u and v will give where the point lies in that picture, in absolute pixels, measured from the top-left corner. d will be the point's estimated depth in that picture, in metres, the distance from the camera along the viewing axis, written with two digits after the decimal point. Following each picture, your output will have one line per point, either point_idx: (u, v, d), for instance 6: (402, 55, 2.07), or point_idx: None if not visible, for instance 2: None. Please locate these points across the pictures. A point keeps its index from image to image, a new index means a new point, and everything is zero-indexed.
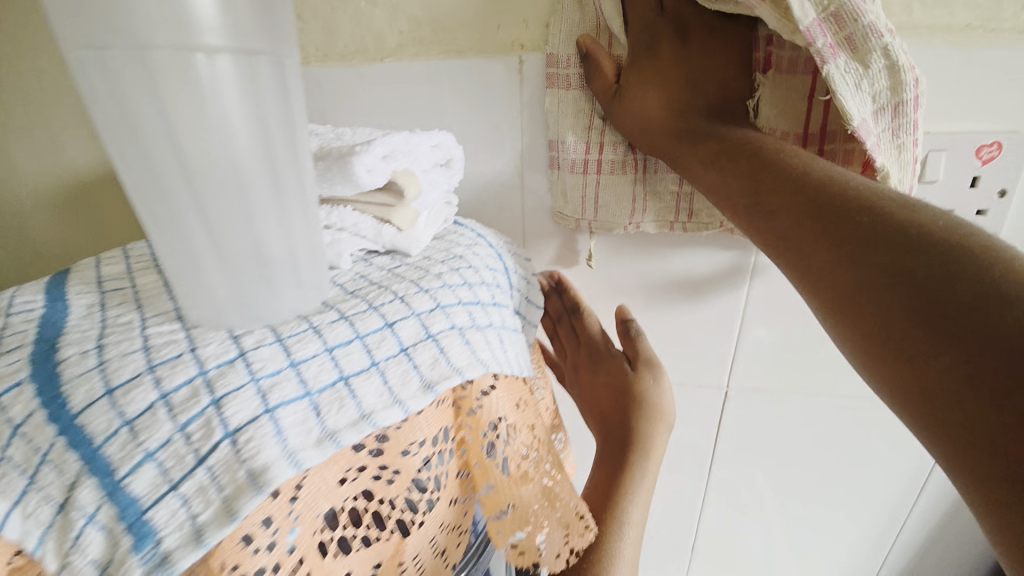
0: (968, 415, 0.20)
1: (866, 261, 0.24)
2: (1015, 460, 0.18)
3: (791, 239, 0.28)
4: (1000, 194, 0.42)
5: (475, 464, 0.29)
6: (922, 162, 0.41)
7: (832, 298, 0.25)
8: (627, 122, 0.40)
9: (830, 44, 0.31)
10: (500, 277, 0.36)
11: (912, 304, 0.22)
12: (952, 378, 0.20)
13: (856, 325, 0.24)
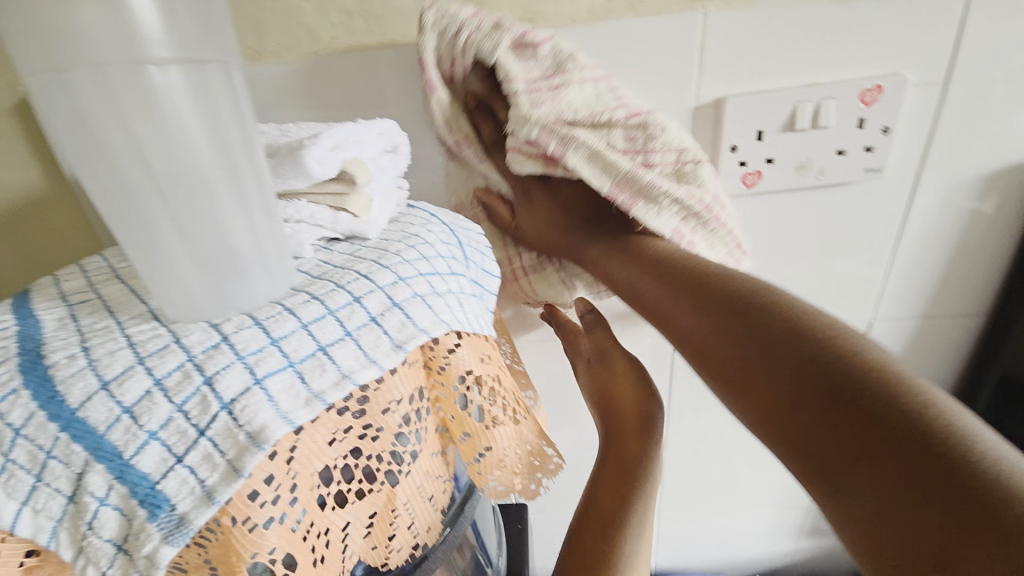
0: (789, 419, 0.28)
1: (712, 317, 0.34)
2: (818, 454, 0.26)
3: (670, 318, 0.38)
4: (884, 132, 0.48)
5: (451, 418, 0.33)
6: (814, 110, 0.47)
7: (696, 345, 0.35)
8: (532, 241, 0.51)
9: (627, 200, 0.42)
10: (454, 250, 0.39)
11: (741, 348, 0.32)
12: (770, 396, 0.29)
13: (713, 364, 0.33)
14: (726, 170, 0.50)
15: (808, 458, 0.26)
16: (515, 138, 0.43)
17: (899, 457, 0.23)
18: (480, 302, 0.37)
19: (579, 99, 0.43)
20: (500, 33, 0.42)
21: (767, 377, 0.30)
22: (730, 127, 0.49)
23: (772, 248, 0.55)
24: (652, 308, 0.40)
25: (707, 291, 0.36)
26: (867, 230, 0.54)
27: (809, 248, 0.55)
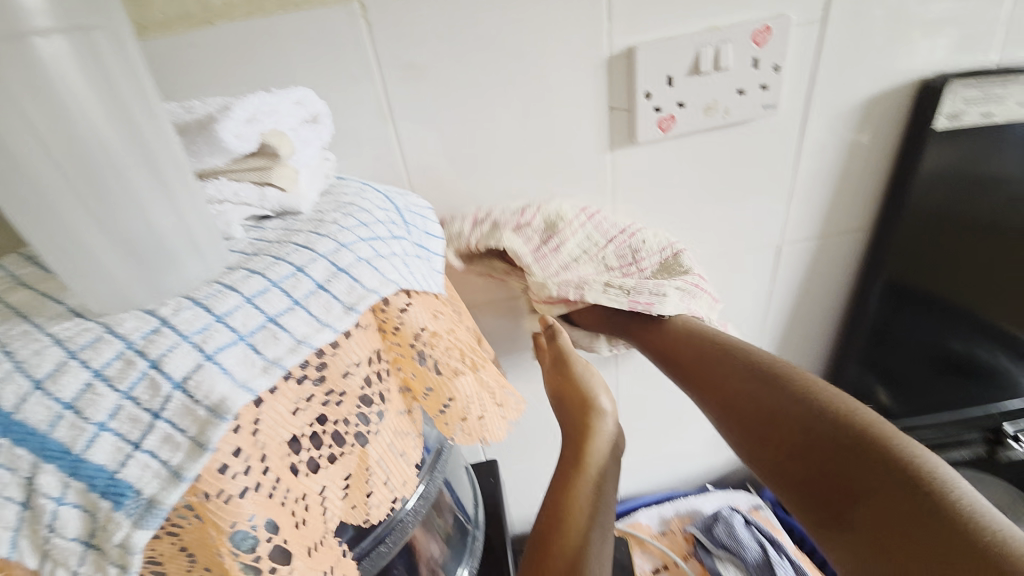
0: (800, 462, 0.40)
1: (746, 385, 0.46)
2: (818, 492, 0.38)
3: (710, 399, 0.49)
4: (775, 70, 0.52)
5: (412, 376, 0.34)
6: (714, 54, 0.51)
7: (727, 401, 0.47)
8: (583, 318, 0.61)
9: (645, 303, 0.54)
10: (392, 215, 0.39)
11: (766, 408, 0.44)
12: (789, 441, 0.42)
13: (741, 415, 0.46)
14: (643, 117, 0.53)
15: (815, 495, 0.39)
16: (543, 298, 0.56)
17: (879, 504, 0.35)
18: (425, 263, 0.38)
19: (576, 245, 0.57)
20: (500, 223, 0.55)
21: (794, 453, 0.41)
22: (642, 76, 0.51)
23: (692, 188, 0.60)
24: (697, 384, 0.50)
25: (739, 375, 0.47)
26: (770, 164, 0.59)
27: (723, 185, 0.60)
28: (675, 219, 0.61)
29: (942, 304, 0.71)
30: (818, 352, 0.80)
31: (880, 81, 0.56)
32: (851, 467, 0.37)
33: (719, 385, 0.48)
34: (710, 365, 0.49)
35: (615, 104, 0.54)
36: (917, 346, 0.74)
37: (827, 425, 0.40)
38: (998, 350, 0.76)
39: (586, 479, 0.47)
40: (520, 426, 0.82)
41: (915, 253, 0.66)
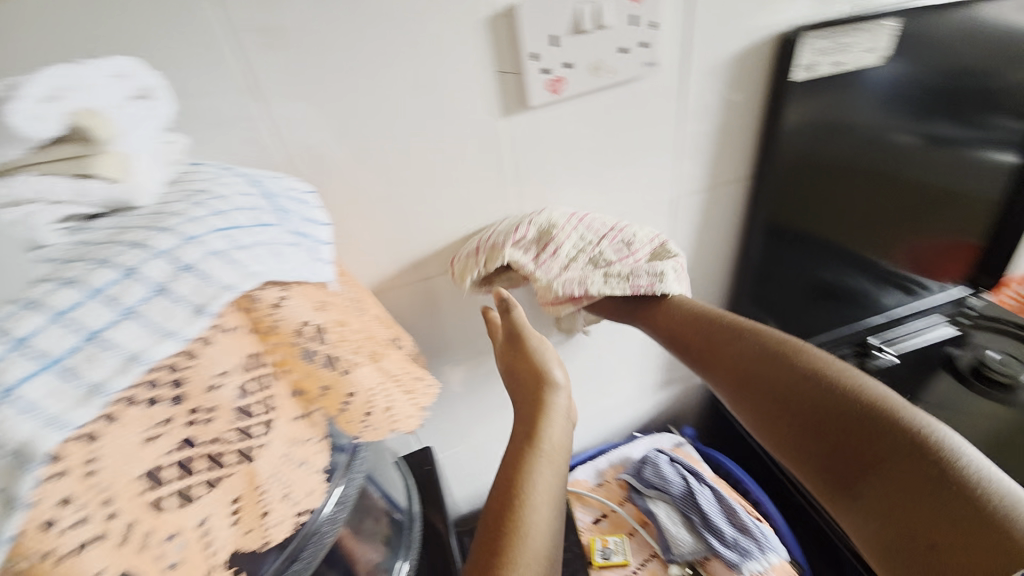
0: (814, 439, 0.42)
1: (759, 367, 0.47)
2: (832, 468, 0.40)
3: (723, 382, 0.50)
4: (652, 28, 0.53)
5: (302, 377, 0.31)
6: (594, 11, 0.50)
7: (739, 383, 0.48)
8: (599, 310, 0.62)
9: (648, 285, 0.56)
10: (257, 200, 0.35)
11: (778, 388, 0.45)
12: (803, 419, 0.43)
13: (754, 397, 0.47)
14: (532, 80, 0.52)
15: (829, 472, 0.40)
16: (551, 300, 0.58)
17: (894, 478, 0.37)
18: (303, 249, 0.34)
19: (571, 247, 0.59)
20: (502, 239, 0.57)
21: (808, 431, 0.42)
22: (526, 37, 0.50)
23: (589, 151, 0.60)
24: (710, 368, 0.51)
25: (750, 356, 0.48)
26: (659, 122, 0.61)
27: (618, 146, 0.61)
28: (576, 183, 0.62)
29: (813, 243, 0.80)
30: (719, 296, 0.87)
31: (746, 37, 0.59)
32: (863, 437, 0.39)
33: (730, 368, 0.49)
34: (720, 349, 0.51)
35: (503, 68, 0.52)
36: (796, 282, 0.84)
37: (840, 400, 0.41)
38: (857, 275, 0.88)
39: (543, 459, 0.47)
40: (453, 408, 0.81)
41: (789, 198, 0.72)
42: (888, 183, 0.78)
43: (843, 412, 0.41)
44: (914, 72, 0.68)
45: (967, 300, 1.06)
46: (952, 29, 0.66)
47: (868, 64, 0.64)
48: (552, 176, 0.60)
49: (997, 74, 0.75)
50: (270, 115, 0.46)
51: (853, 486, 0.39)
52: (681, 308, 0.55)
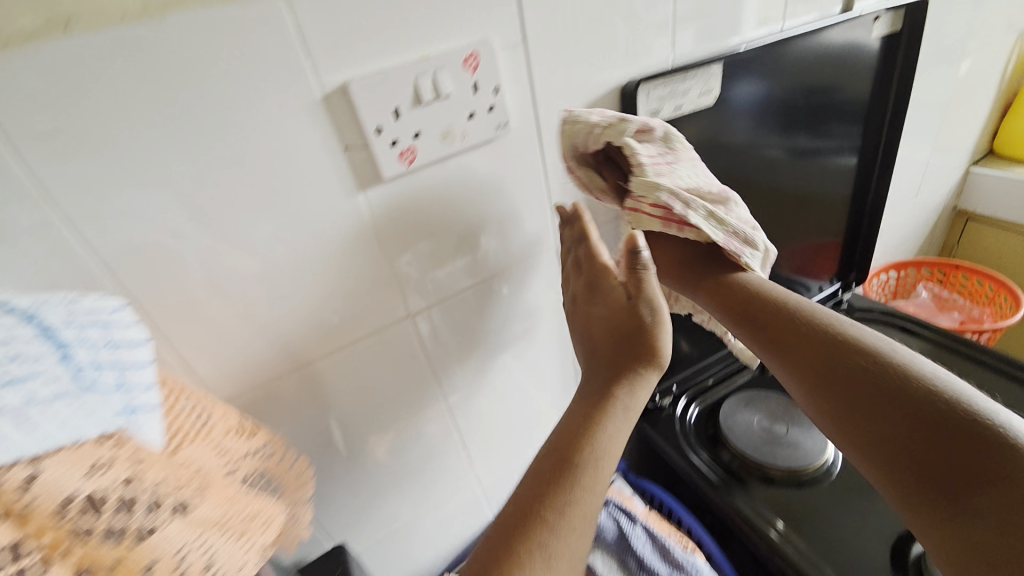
0: (873, 406, 0.53)
1: (820, 343, 0.59)
2: (883, 440, 0.52)
3: (783, 353, 0.61)
4: (496, 92, 0.55)
5: (84, 554, 0.30)
6: (433, 82, 0.50)
7: (801, 362, 0.59)
8: (661, 255, 0.69)
9: (739, 247, 0.62)
10: (23, 344, 0.30)
11: (836, 357, 0.57)
12: (865, 384, 0.54)
13: (811, 371, 0.58)
14: (382, 154, 0.51)
15: (877, 446, 0.52)
16: (648, 202, 0.58)
17: (933, 442, 0.49)
18: (82, 396, 0.31)
19: (684, 171, 0.60)
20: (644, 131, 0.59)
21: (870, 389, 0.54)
22: (365, 111, 0.48)
23: (458, 211, 0.60)
24: (776, 345, 0.61)
25: (806, 332, 0.60)
26: (525, 175, 0.63)
27: (488, 203, 0.62)
28: (451, 243, 0.62)
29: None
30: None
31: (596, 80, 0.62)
32: (906, 414, 0.51)
33: (791, 346, 0.60)
34: (781, 328, 0.61)
35: (349, 144, 0.50)
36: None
37: (896, 383, 0.53)
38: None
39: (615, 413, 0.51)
40: (370, 496, 0.75)
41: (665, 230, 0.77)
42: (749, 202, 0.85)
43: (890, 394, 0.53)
44: (743, 104, 0.76)
45: (840, 296, 1.18)
46: (767, 65, 0.75)
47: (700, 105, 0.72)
48: (425, 240, 0.59)
49: (817, 100, 0.86)
50: (81, 222, 0.42)
51: (902, 450, 0.51)
52: (749, 287, 0.64)
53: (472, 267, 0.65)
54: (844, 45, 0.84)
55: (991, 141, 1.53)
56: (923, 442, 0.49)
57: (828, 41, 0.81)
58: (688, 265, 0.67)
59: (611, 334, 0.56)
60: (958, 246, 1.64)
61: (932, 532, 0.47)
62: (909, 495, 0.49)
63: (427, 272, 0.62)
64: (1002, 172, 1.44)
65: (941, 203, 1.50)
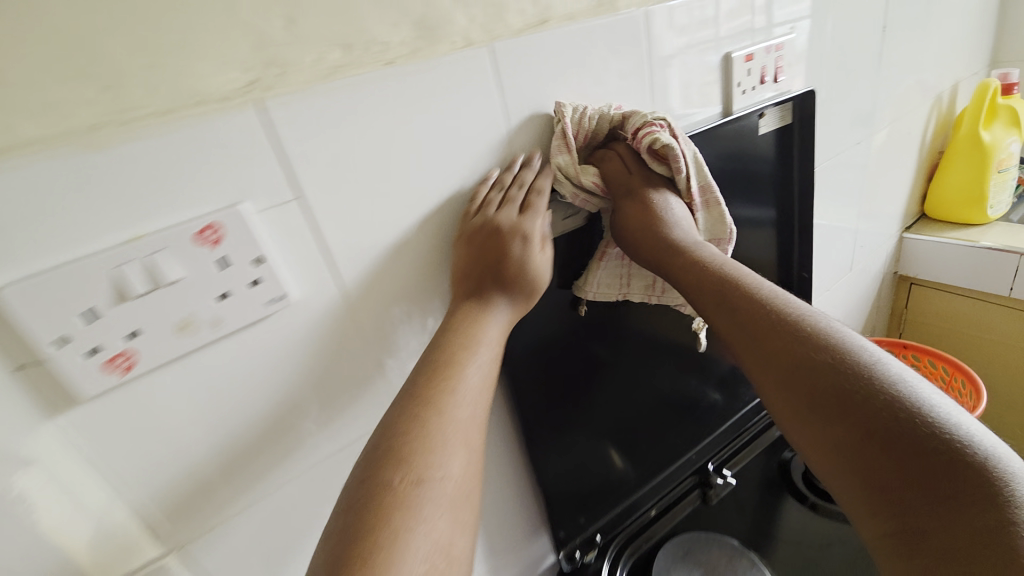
0: (834, 405, 0.40)
1: (779, 327, 0.46)
2: (840, 447, 0.39)
3: (736, 333, 0.49)
4: (257, 263, 0.43)
5: None
6: (145, 269, 0.38)
7: (755, 342, 0.47)
8: (628, 219, 0.61)
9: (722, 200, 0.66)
10: None
11: (795, 343, 0.45)
12: (826, 375, 0.41)
13: (765, 357, 0.46)
14: (71, 369, 0.37)
15: (833, 455, 0.40)
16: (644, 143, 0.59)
17: (897, 458, 0.36)
18: None
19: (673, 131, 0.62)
20: (653, 127, 0.59)
21: (831, 385, 0.41)
22: (31, 323, 0.35)
23: (235, 404, 0.47)
24: (731, 328, 0.50)
25: (761, 315, 0.48)
26: (336, 341, 0.51)
27: (287, 383, 0.50)
28: (234, 443, 0.48)
29: (595, 389, 0.80)
30: (512, 462, 0.78)
31: (420, 221, 0.51)
32: (838, 385, 0.41)
33: (741, 328, 0.49)
34: (734, 307, 0.50)
35: (20, 362, 0.36)
36: (596, 431, 0.83)
37: (834, 353, 0.42)
38: (647, 404, 0.88)
39: (478, 348, 0.47)
40: None
41: (544, 359, 0.72)
42: (651, 320, 0.82)
43: (855, 392, 0.39)
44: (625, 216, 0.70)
45: None
46: None
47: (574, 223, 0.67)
48: (192, 444, 0.46)
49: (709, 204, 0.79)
50: None
51: (861, 462, 0.38)
52: (701, 267, 0.54)
53: (274, 461, 0.51)
54: (733, 146, 0.78)
55: (922, 205, 1.50)
56: (858, 418, 0.39)
57: (712, 143, 0.74)
58: (651, 219, 0.59)
59: (513, 269, 0.51)
60: (908, 310, 1.57)
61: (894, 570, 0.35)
62: (834, 462, 0.40)
63: (199, 486, 0.47)
64: (936, 237, 1.40)
65: (880, 270, 1.44)
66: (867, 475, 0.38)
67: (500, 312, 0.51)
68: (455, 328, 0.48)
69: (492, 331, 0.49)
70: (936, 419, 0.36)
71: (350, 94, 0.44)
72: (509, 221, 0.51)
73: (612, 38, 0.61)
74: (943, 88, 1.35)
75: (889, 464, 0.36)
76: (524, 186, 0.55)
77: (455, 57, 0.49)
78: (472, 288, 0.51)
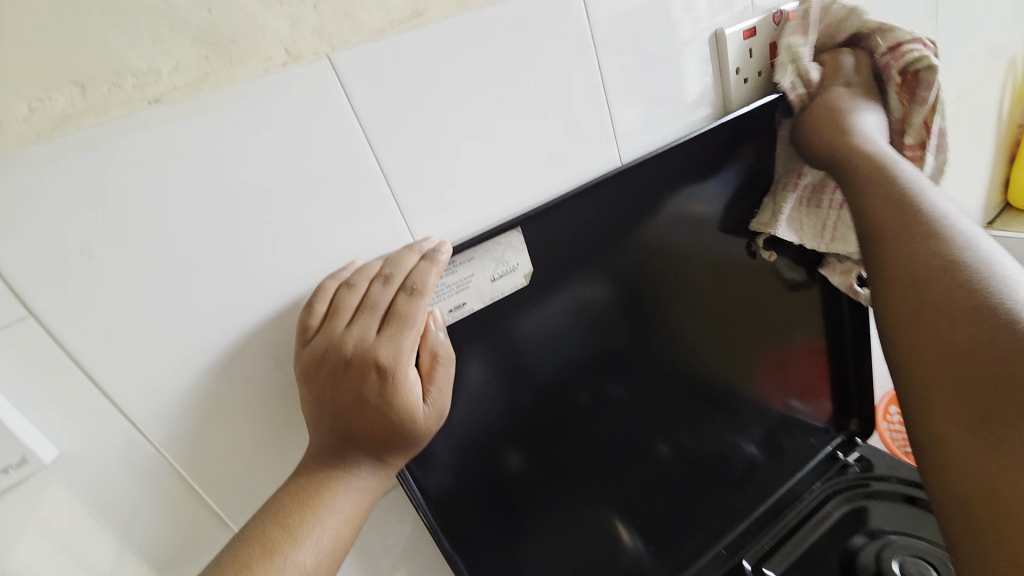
0: (950, 317, 0.31)
1: (926, 239, 0.36)
2: (936, 357, 0.31)
3: (874, 245, 0.40)
4: None
5: None
6: None
7: (894, 253, 0.37)
8: (828, 109, 0.51)
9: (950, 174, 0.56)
10: None
11: (940, 256, 0.34)
12: (959, 288, 0.32)
13: (898, 264, 0.37)
14: None
15: (924, 369, 0.31)
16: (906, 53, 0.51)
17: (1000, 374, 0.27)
18: None
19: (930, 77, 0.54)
20: (919, 45, 0.51)
21: (958, 297, 0.31)
22: None
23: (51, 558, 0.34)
24: (874, 237, 0.40)
25: (911, 230, 0.37)
26: (136, 496, 0.36)
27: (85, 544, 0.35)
28: (144, 551, 0.37)
29: (563, 474, 0.57)
30: None
31: (244, 322, 0.36)
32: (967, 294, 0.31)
33: (880, 237, 0.39)
34: (882, 217, 0.40)
35: None
36: (571, 533, 0.60)
37: (1006, 271, 0.31)
38: (650, 491, 0.65)
39: (284, 569, 0.27)
40: None
41: (479, 454, 0.51)
42: (639, 392, 0.60)
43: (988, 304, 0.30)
44: (586, 259, 0.51)
45: (845, 459, 0.80)
46: (612, 208, 0.51)
47: (514, 286, 0.47)
48: (115, 545, 0.36)
49: (702, 233, 0.59)
50: None
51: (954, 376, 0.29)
52: (859, 179, 0.44)
53: None
54: (733, 153, 0.57)
55: (1003, 193, 1.20)
56: (971, 331, 0.30)
57: (702, 154, 0.55)
58: (833, 135, 0.49)
59: (370, 420, 0.31)
60: None
61: (958, 487, 0.27)
62: (924, 375, 0.31)
63: None
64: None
65: None
66: (945, 384, 0.30)
67: (358, 481, 0.31)
68: (274, 513, 0.29)
69: (327, 524, 0.29)
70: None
71: (89, 156, 0.29)
72: (360, 342, 0.32)
73: (537, 28, 0.43)
74: (1018, 49, 1.08)
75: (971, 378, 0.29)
76: (396, 273, 0.34)
77: (272, 80, 0.33)
78: (322, 445, 0.31)
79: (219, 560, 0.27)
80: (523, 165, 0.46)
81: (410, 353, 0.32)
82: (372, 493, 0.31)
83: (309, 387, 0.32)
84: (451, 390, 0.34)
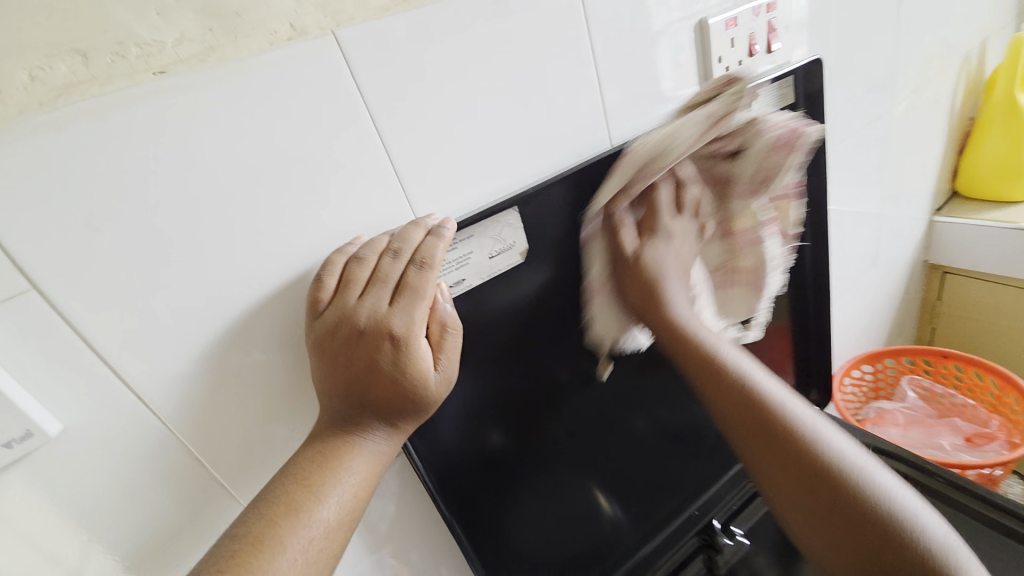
0: (813, 488, 0.37)
1: (753, 405, 0.41)
2: (818, 523, 0.36)
3: (718, 404, 0.43)
4: None
5: None
6: None
7: (736, 410, 0.42)
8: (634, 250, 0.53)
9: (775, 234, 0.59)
10: None
11: (772, 422, 0.40)
12: (806, 460, 0.38)
13: (746, 426, 0.41)
14: None
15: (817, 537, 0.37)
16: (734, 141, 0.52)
17: (873, 541, 0.34)
18: None
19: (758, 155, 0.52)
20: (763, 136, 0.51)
21: (811, 474, 0.37)
22: None
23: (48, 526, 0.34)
24: (711, 399, 0.44)
25: (737, 396, 0.42)
26: (136, 467, 0.36)
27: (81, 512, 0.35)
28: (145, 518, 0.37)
29: (550, 443, 0.60)
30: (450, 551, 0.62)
31: (252, 295, 0.36)
32: (820, 472, 0.37)
33: (722, 402, 0.43)
34: (716, 380, 0.44)
35: None
36: (557, 496, 0.63)
37: (827, 437, 0.38)
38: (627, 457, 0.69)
39: (310, 524, 0.29)
40: None
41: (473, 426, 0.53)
42: (623, 364, 0.63)
43: (837, 479, 0.36)
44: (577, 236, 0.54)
45: None
46: None
47: (511, 263, 0.49)
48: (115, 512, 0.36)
49: None
50: None
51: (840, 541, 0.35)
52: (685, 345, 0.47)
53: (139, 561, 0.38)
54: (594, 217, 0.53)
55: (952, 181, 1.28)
56: (842, 508, 0.35)
57: None
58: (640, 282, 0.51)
59: (385, 386, 0.32)
60: (941, 303, 1.33)
61: None
62: (823, 545, 0.36)
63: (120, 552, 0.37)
64: (968, 217, 1.19)
65: (911, 258, 1.21)
66: (840, 558, 0.35)
67: (373, 444, 0.33)
68: (295, 475, 0.30)
69: (346, 484, 0.31)
70: (914, 516, 0.34)
71: (94, 127, 0.29)
72: (373, 313, 0.33)
73: (534, 11, 0.44)
74: (971, 45, 1.14)
75: (862, 554, 0.34)
76: (404, 247, 0.35)
77: (279, 55, 0.33)
78: (337, 410, 0.33)
79: (246, 518, 0.29)
80: (518, 146, 0.47)
81: (421, 324, 0.33)
82: (386, 455, 0.33)
83: (322, 356, 0.33)
84: (459, 358, 0.36)
